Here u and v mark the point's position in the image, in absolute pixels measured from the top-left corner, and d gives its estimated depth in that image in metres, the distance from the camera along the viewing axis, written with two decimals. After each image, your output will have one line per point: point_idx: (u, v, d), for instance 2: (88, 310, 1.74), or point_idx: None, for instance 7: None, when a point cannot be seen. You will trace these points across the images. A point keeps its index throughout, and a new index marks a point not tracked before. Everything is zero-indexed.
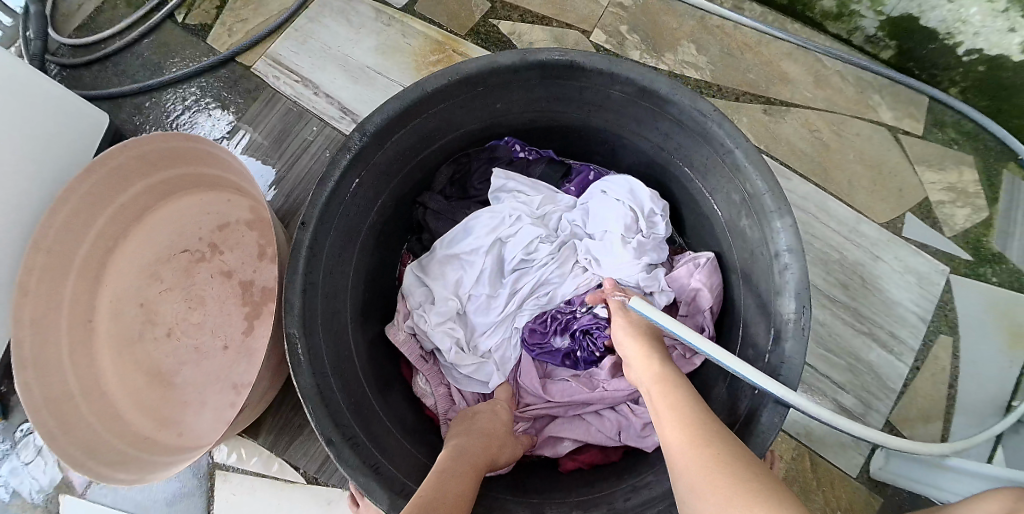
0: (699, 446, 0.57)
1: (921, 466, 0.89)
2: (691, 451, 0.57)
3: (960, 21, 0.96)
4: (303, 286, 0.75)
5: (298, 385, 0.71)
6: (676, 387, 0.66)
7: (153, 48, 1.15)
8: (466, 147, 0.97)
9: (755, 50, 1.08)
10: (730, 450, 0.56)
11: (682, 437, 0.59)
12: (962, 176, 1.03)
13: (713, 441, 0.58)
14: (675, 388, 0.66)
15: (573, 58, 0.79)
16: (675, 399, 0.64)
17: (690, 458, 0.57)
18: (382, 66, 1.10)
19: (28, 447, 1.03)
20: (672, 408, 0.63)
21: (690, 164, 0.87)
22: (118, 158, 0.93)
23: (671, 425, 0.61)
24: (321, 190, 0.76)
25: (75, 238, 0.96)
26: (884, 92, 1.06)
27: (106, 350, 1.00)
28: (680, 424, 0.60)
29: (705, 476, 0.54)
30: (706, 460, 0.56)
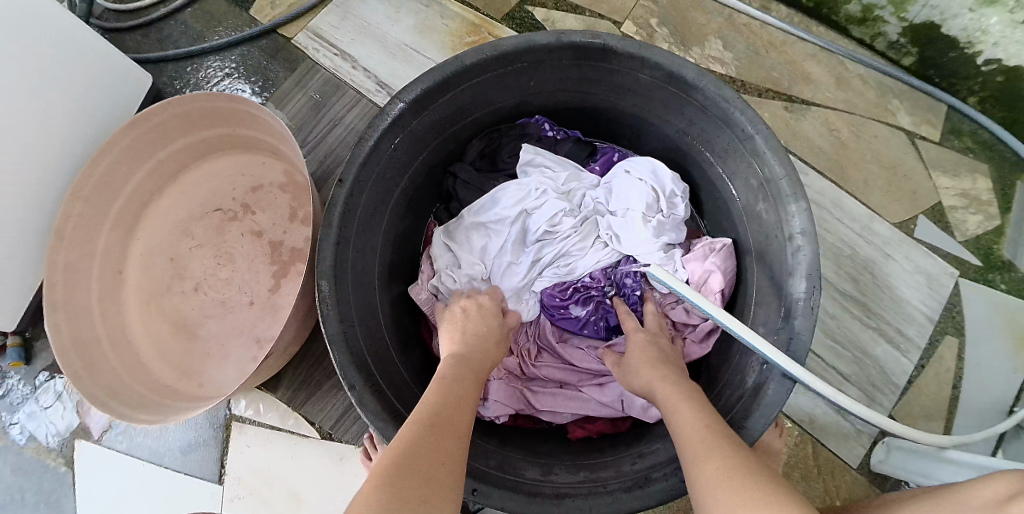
0: (712, 459, 0.58)
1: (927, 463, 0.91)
2: (715, 457, 0.58)
3: (981, 31, 0.98)
4: (336, 240, 0.78)
5: (326, 332, 0.74)
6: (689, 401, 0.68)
7: (197, 16, 1.20)
8: (498, 122, 1.00)
9: (780, 49, 1.11)
10: (748, 466, 0.56)
11: (696, 446, 0.61)
12: (976, 183, 1.05)
13: (726, 452, 0.58)
14: (688, 401, 0.68)
15: (604, 41, 0.82)
16: (692, 413, 0.66)
17: (713, 460, 0.58)
18: (418, 45, 1.14)
19: (47, 392, 1.06)
20: (686, 422, 0.65)
21: (712, 149, 0.90)
22: (163, 115, 0.97)
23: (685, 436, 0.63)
24: (359, 151, 0.79)
25: (112, 191, 1.00)
26: (904, 97, 1.09)
27: (134, 300, 1.03)
28: (710, 448, 0.60)
29: (724, 465, 0.57)
30: (726, 468, 0.56)
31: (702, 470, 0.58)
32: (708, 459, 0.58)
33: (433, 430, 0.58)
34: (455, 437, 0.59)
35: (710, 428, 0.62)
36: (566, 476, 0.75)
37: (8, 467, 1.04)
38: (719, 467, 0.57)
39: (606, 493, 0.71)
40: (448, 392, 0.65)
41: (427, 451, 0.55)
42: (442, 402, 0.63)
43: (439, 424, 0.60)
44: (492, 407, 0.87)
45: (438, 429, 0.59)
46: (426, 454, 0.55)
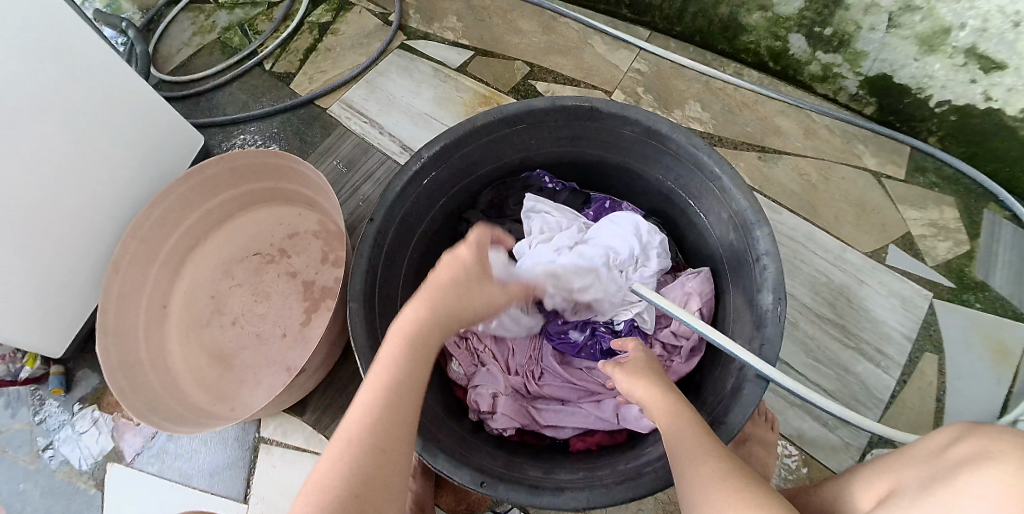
0: (704, 464, 0.66)
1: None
2: (708, 461, 0.67)
3: (927, 76, 1.11)
4: (366, 269, 0.89)
5: (356, 345, 0.85)
6: (674, 408, 0.75)
7: (242, 89, 1.38)
8: (504, 176, 1.13)
9: (752, 107, 1.25)
10: (734, 472, 0.65)
11: (688, 452, 0.69)
12: (943, 214, 1.15)
13: (716, 461, 0.66)
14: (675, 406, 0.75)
15: (592, 104, 0.96)
16: (680, 418, 0.73)
17: (706, 465, 0.66)
18: (436, 114, 1.30)
19: (84, 418, 1.15)
20: (672, 426, 0.72)
21: (688, 192, 1.01)
22: (214, 168, 1.12)
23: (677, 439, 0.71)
24: (387, 195, 0.92)
25: (165, 232, 1.13)
26: (868, 142, 1.21)
27: (176, 331, 1.14)
28: (704, 454, 0.67)
29: (715, 469, 0.65)
30: (715, 475, 0.65)
31: (695, 473, 0.67)
32: (707, 461, 0.66)
33: (374, 446, 0.62)
34: (387, 454, 0.62)
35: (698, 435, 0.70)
36: (567, 474, 0.82)
37: (36, 491, 1.11)
38: (711, 469, 0.66)
39: (603, 485, 0.78)
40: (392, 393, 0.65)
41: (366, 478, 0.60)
42: (383, 410, 0.64)
43: (377, 435, 0.62)
44: (500, 419, 0.93)
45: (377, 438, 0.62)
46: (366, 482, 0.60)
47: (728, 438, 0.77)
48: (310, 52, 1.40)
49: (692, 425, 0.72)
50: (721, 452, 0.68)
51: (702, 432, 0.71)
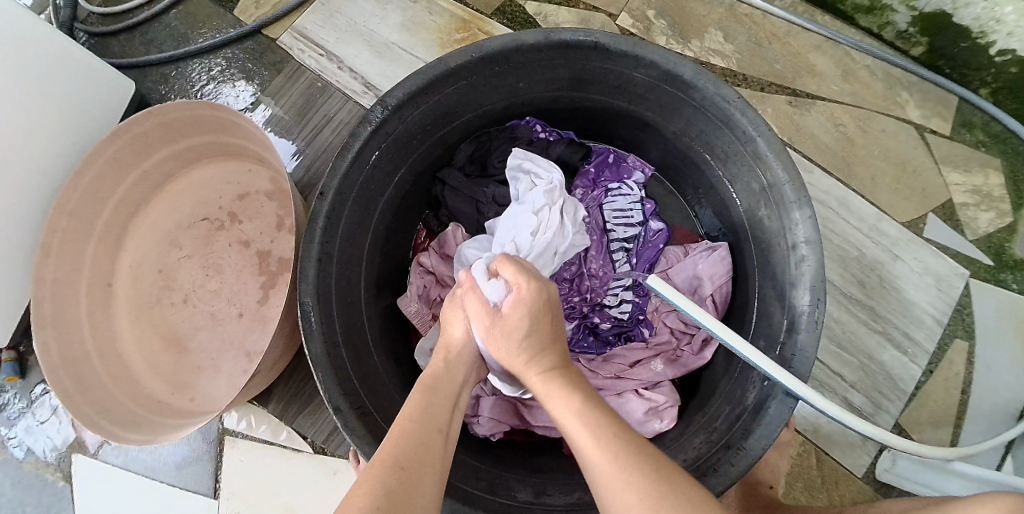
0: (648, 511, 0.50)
1: (919, 483, 0.90)
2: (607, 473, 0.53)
3: (994, 20, 0.93)
4: (318, 257, 0.76)
5: (310, 354, 0.72)
6: (592, 413, 0.57)
7: (181, 17, 1.16)
8: (489, 125, 0.97)
9: (783, 40, 1.07)
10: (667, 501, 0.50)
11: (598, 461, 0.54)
12: (988, 179, 1.01)
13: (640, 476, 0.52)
14: (578, 417, 0.57)
15: (596, 39, 0.78)
16: (592, 433, 0.55)
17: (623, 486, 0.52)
18: (406, 43, 1.10)
19: (44, 406, 1.04)
20: (592, 454, 0.54)
21: (710, 151, 0.86)
22: (144, 125, 0.93)
23: (591, 471, 0.54)
24: (340, 163, 0.76)
25: (97, 202, 0.97)
26: (913, 89, 1.04)
27: (124, 313, 1.02)
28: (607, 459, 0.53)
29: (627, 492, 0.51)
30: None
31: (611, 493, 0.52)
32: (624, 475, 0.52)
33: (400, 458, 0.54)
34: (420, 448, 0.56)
35: (627, 461, 0.53)
36: (559, 498, 0.74)
37: (6, 482, 1.03)
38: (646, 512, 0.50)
39: None
40: (450, 361, 0.67)
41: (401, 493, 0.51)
42: (434, 373, 0.66)
43: (437, 400, 0.62)
44: (486, 425, 0.85)
45: (433, 409, 0.61)
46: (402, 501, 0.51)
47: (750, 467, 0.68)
48: None
49: (605, 442, 0.54)
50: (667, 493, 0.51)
51: (630, 453, 0.53)
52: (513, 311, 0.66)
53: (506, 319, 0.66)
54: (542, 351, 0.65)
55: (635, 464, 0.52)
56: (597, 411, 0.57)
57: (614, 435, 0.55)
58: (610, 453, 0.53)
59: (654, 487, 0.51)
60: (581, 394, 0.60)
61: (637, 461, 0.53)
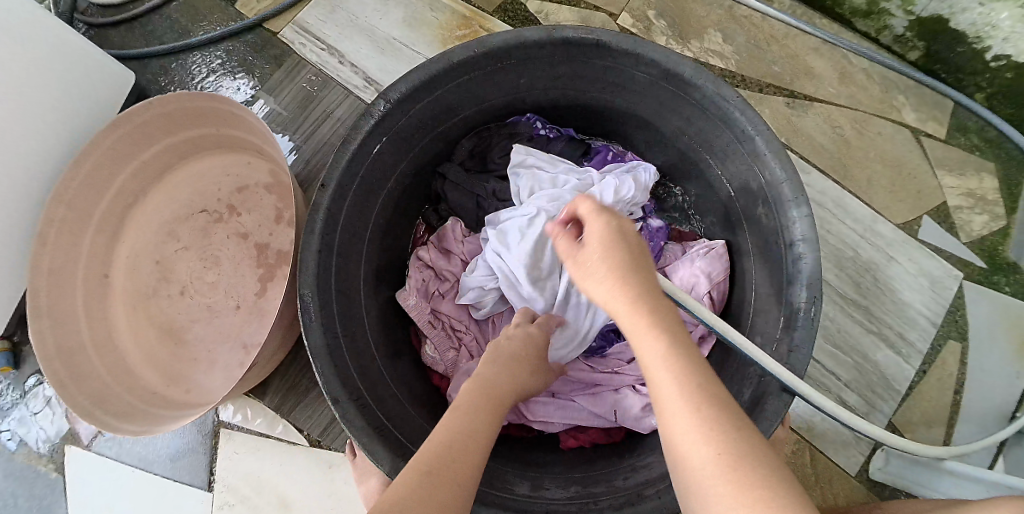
0: (716, 472, 0.46)
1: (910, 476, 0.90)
2: (693, 436, 0.48)
3: (990, 25, 0.94)
4: (319, 248, 0.76)
5: (309, 345, 0.72)
6: (682, 362, 0.50)
7: (182, 9, 1.16)
8: (490, 121, 0.97)
9: (781, 42, 1.08)
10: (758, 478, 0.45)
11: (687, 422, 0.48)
12: (983, 183, 1.02)
13: (732, 445, 0.46)
14: (666, 362, 0.50)
15: (597, 37, 0.79)
16: (683, 389, 0.49)
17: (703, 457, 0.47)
18: (407, 38, 1.11)
19: (37, 397, 1.04)
20: (679, 411, 0.48)
21: (709, 149, 0.87)
22: (144, 115, 0.93)
23: (676, 425, 0.48)
24: (341, 155, 0.77)
25: (95, 192, 0.97)
26: (909, 93, 1.06)
27: (120, 305, 1.01)
28: (698, 422, 0.48)
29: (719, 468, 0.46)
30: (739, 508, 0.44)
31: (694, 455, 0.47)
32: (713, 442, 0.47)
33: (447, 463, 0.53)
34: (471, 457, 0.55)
35: (712, 420, 0.48)
36: (557, 492, 0.73)
37: None
38: (724, 475, 0.46)
39: (598, 511, 0.69)
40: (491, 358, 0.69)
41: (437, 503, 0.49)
42: (487, 371, 0.66)
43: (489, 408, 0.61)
44: None
45: (479, 415, 0.59)
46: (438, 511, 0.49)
47: None
48: None
49: (693, 398, 0.48)
50: (747, 459, 0.46)
51: (725, 421, 0.48)
52: (593, 245, 0.58)
53: (594, 259, 0.57)
54: (608, 288, 0.55)
55: (719, 425, 0.47)
56: (694, 363, 0.50)
57: (708, 397, 0.48)
58: (696, 407, 0.48)
59: (735, 451, 0.46)
60: (667, 334, 0.52)
61: (720, 422, 0.48)
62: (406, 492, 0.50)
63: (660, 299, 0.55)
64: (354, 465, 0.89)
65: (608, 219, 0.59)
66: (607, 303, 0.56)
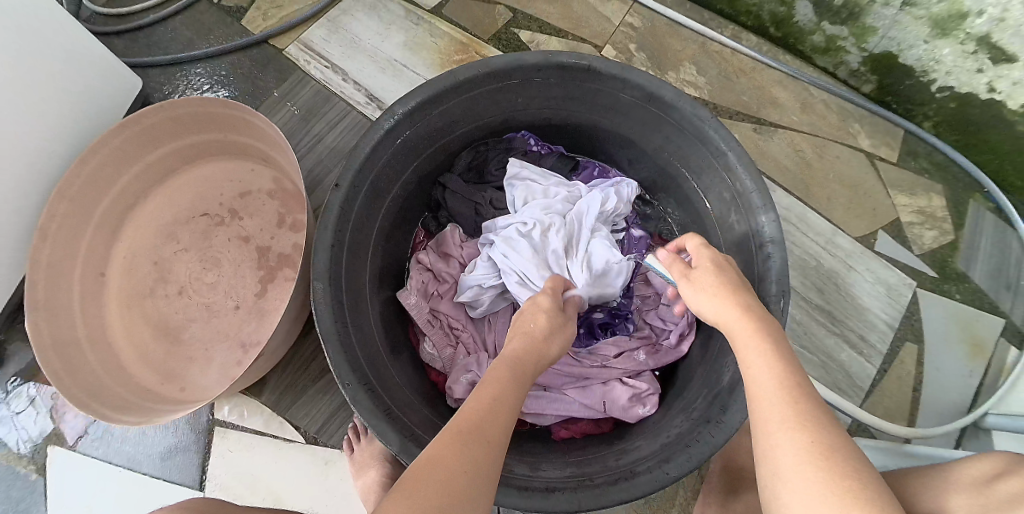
0: (807, 460, 0.53)
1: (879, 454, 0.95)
2: (787, 428, 0.55)
3: (934, 60, 1.06)
4: (331, 242, 0.80)
5: (320, 331, 0.76)
6: (786, 365, 0.58)
7: (188, 23, 1.21)
8: (487, 137, 1.03)
9: (749, 75, 1.19)
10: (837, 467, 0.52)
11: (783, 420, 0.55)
12: (931, 202, 1.13)
13: (816, 436, 0.54)
14: (770, 366, 0.58)
15: (589, 63, 0.87)
16: (781, 383, 0.57)
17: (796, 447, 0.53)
18: (408, 60, 1.18)
19: (20, 397, 1.03)
20: (775, 404, 0.56)
21: (686, 165, 0.95)
22: (155, 118, 0.99)
23: (769, 414, 0.56)
24: (354, 159, 0.82)
25: (97, 191, 1.00)
26: (864, 121, 1.17)
27: (115, 303, 1.02)
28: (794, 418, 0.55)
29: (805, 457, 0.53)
30: (831, 491, 0.51)
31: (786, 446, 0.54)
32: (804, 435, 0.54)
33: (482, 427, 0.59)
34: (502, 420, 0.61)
35: (807, 416, 0.55)
36: (554, 472, 0.77)
37: None
38: (813, 460, 0.52)
39: (592, 486, 0.73)
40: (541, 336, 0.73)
41: (460, 457, 0.56)
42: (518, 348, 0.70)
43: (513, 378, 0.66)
44: None
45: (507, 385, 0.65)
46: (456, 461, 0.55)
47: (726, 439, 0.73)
48: None
49: (791, 393, 0.56)
50: (835, 450, 0.53)
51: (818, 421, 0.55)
52: (704, 268, 0.70)
53: (707, 274, 0.69)
54: (720, 304, 0.66)
55: (819, 421, 0.55)
56: (791, 367, 0.59)
57: (818, 401, 0.56)
58: (794, 401, 0.56)
59: (824, 440, 0.53)
60: (773, 344, 0.60)
61: (814, 420, 0.55)
62: (439, 449, 0.57)
63: (769, 320, 0.63)
64: (353, 459, 0.93)
65: (719, 256, 0.71)
66: (717, 315, 0.66)
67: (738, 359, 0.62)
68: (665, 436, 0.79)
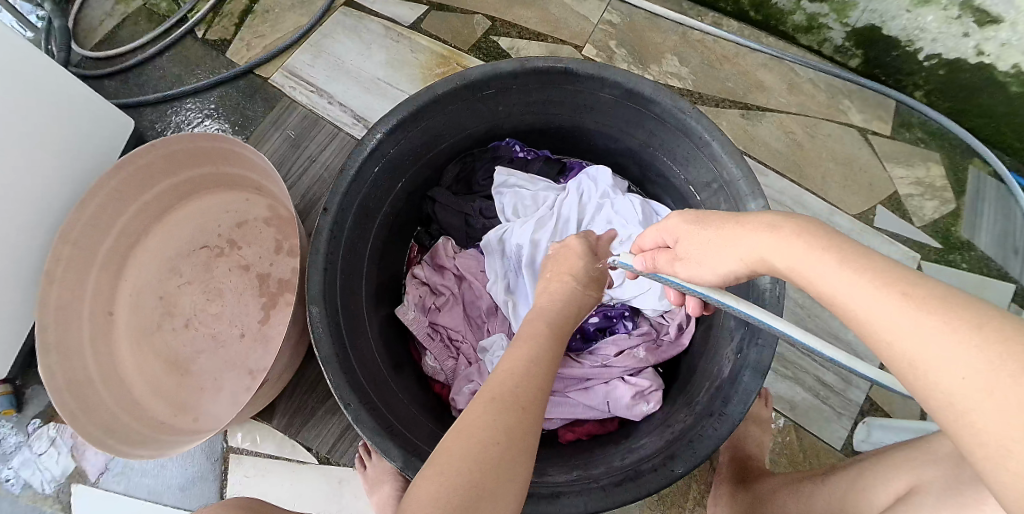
0: (960, 342, 0.41)
1: (907, 435, 0.95)
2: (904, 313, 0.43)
3: (918, 29, 1.04)
4: (324, 266, 0.81)
5: (320, 355, 0.77)
6: (865, 263, 0.47)
7: (174, 60, 1.24)
8: (473, 147, 1.04)
9: (733, 61, 1.18)
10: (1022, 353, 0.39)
11: (886, 289, 0.45)
12: (930, 171, 1.11)
13: (950, 309, 0.42)
14: (840, 267, 0.48)
15: (565, 65, 0.87)
16: (884, 284, 0.45)
17: (933, 331, 0.42)
18: (391, 78, 1.19)
19: (40, 438, 1.05)
20: (881, 299, 0.45)
21: (672, 158, 0.95)
22: (148, 156, 1.00)
23: (868, 306, 0.45)
24: (339, 183, 0.82)
25: (100, 232, 1.02)
26: (854, 97, 1.16)
27: (125, 341, 1.04)
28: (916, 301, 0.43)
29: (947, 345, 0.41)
30: (982, 361, 0.40)
31: (929, 340, 0.42)
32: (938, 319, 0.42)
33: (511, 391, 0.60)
34: (534, 385, 0.61)
35: (953, 317, 0.42)
36: (559, 476, 0.77)
37: None
38: (956, 335, 0.41)
39: (599, 489, 0.73)
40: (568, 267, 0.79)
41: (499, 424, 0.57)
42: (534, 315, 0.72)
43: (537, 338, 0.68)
44: None
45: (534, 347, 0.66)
46: (493, 433, 0.56)
47: (731, 432, 0.73)
48: (247, 13, 1.26)
49: (900, 280, 0.45)
50: (974, 316, 0.41)
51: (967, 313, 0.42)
52: (684, 236, 0.63)
53: (687, 239, 0.62)
54: (721, 256, 0.58)
55: (945, 304, 0.42)
56: (882, 263, 0.47)
57: (906, 271, 0.45)
58: (905, 292, 0.44)
59: (980, 321, 0.41)
60: (843, 246, 0.49)
61: (956, 309, 0.42)
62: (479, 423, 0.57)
63: (805, 222, 0.53)
64: (366, 475, 0.94)
65: (690, 216, 0.64)
66: (745, 261, 0.56)
67: (801, 274, 0.51)
68: (670, 433, 0.79)
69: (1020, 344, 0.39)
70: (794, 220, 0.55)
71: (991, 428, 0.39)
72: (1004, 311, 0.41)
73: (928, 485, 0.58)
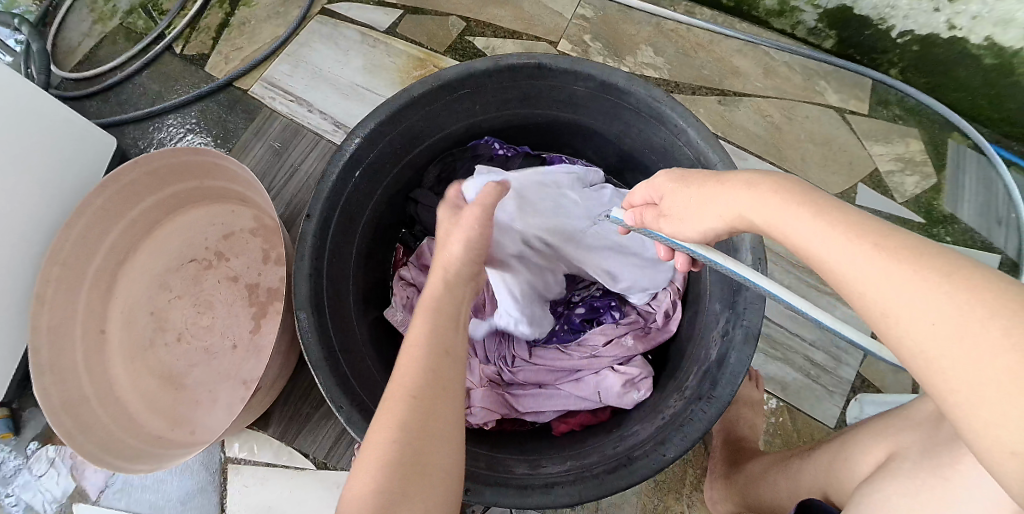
0: (927, 289, 0.41)
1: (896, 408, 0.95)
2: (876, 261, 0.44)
3: (889, 7, 1.05)
4: (310, 271, 0.81)
5: (309, 359, 0.77)
6: (838, 219, 0.48)
7: (153, 77, 1.24)
8: (452, 146, 1.05)
9: (708, 48, 1.19)
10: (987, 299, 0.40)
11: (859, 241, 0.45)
12: (909, 147, 1.12)
13: (921, 257, 0.43)
14: (814, 229, 0.48)
15: (538, 60, 0.88)
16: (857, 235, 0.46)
17: (903, 278, 0.42)
18: (369, 83, 1.19)
19: (40, 460, 1.05)
20: (854, 248, 0.45)
21: (650, 147, 0.96)
22: (132, 174, 1.00)
23: (841, 258, 0.46)
24: (320, 189, 0.83)
25: (88, 251, 1.03)
26: (829, 78, 1.16)
27: (118, 358, 1.05)
28: (886, 250, 0.44)
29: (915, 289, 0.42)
30: (952, 306, 0.40)
31: (897, 287, 0.42)
32: (909, 266, 0.43)
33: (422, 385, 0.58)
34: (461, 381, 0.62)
35: (921, 265, 0.42)
36: (552, 467, 0.78)
37: None
38: (925, 282, 0.42)
39: (592, 476, 0.73)
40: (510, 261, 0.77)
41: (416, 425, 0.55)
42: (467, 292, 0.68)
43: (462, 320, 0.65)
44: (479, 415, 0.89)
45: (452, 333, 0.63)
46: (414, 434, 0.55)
47: (722, 411, 0.73)
48: (224, 27, 1.27)
49: (871, 232, 0.45)
50: (943, 265, 0.42)
51: (935, 263, 0.42)
52: (668, 194, 0.64)
53: (671, 193, 0.63)
54: (703, 213, 0.59)
55: (915, 253, 0.43)
56: (855, 217, 0.47)
57: (879, 223, 0.46)
58: (877, 241, 0.45)
59: (949, 270, 0.42)
60: (817, 205, 0.50)
61: (924, 258, 0.43)
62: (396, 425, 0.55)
63: (784, 178, 0.54)
64: None
65: (676, 174, 0.64)
66: (724, 218, 0.57)
67: (780, 232, 0.52)
68: (661, 417, 0.80)
69: (986, 292, 0.40)
70: (776, 179, 0.54)
71: (960, 376, 0.40)
72: (972, 264, 0.42)
73: (907, 452, 0.59)
